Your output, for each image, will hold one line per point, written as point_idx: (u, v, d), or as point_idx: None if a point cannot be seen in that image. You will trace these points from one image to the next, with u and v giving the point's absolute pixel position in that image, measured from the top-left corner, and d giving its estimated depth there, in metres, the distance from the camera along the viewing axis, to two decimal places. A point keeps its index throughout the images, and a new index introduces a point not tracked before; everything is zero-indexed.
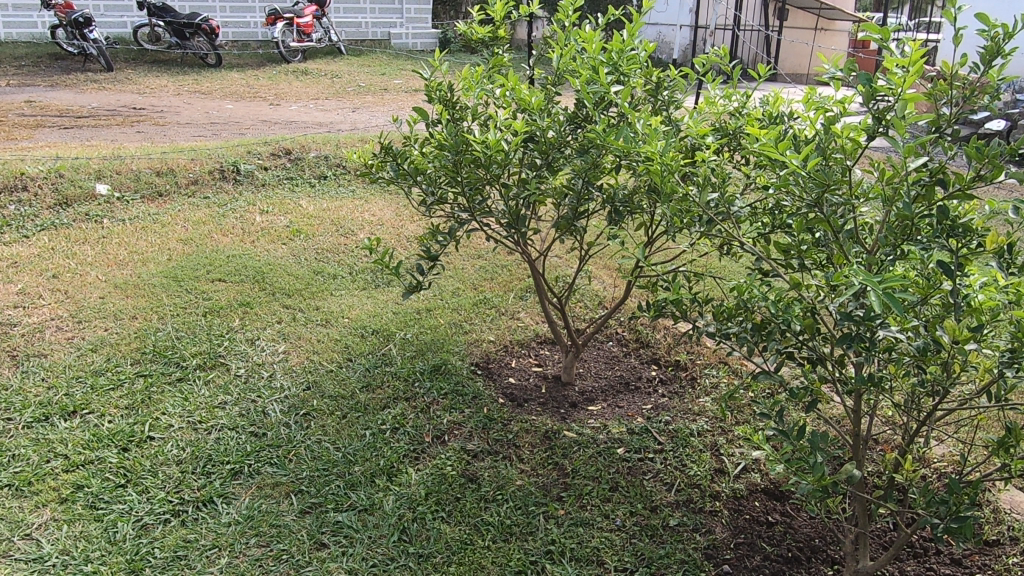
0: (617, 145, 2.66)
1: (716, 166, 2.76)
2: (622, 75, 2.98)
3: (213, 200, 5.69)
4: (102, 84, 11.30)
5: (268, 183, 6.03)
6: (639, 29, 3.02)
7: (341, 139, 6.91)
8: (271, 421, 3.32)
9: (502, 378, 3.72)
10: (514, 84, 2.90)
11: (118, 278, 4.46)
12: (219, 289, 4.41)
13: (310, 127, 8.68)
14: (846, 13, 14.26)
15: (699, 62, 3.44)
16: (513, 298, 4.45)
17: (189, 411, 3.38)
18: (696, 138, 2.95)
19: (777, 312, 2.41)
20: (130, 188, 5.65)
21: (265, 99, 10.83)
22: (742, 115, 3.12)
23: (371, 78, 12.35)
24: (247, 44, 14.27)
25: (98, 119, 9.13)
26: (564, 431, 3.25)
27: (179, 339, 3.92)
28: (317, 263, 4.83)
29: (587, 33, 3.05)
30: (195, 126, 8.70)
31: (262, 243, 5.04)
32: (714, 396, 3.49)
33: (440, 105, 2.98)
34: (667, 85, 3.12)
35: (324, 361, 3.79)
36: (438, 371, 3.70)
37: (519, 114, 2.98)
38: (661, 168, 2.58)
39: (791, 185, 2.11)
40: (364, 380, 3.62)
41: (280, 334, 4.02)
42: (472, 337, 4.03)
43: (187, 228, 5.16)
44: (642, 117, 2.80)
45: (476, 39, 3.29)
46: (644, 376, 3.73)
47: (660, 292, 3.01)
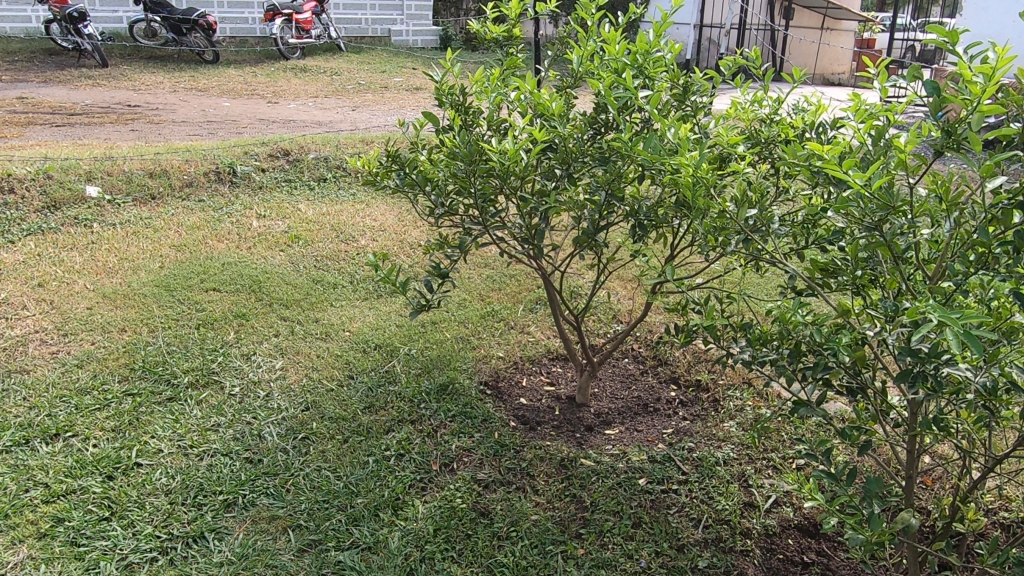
0: (645, 156, 2.45)
1: (752, 179, 2.54)
2: (647, 78, 2.77)
3: (208, 203, 5.47)
4: (96, 80, 11.06)
5: (266, 186, 5.81)
6: (666, 30, 2.81)
7: (342, 139, 6.69)
8: (268, 446, 3.11)
9: (513, 398, 3.51)
10: (532, 88, 2.69)
11: (107, 286, 4.24)
12: (213, 299, 4.19)
13: (309, 126, 8.45)
14: (854, 13, 14.05)
15: (726, 64, 3.23)
16: (523, 310, 4.23)
17: (180, 434, 3.16)
18: (727, 148, 2.74)
19: (822, 340, 2.19)
20: (122, 190, 5.43)
21: (263, 97, 10.60)
22: (774, 122, 2.92)
23: (372, 76, 12.12)
24: (245, 39, 14.04)
25: (91, 116, 8.90)
26: (581, 458, 3.04)
27: (170, 354, 3.70)
28: (316, 272, 4.62)
29: (610, 34, 2.84)
30: (190, 125, 8.47)
31: (258, 249, 4.82)
32: (739, 421, 3.28)
33: (451, 110, 2.76)
34: (695, 90, 2.91)
35: (324, 379, 3.58)
36: (445, 390, 3.49)
37: (536, 120, 2.76)
38: (694, 182, 2.37)
39: (849, 207, 1.87)
40: (366, 400, 3.41)
41: (277, 349, 3.80)
42: (481, 353, 3.82)
43: (181, 233, 4.94)
44: (671, 125, 2.59)
45: (489, 38, 3.08)
46: (664, 398, 3.52)
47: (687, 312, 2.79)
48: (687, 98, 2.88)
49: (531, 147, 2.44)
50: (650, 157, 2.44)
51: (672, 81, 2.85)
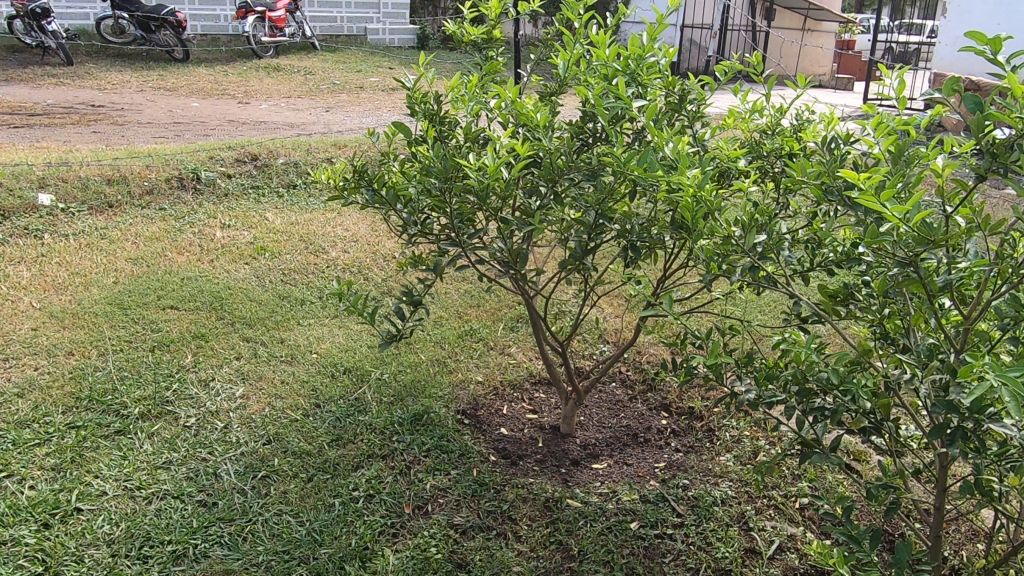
0: (641, 174, 2.20)
1: (757, 199, 2.30)
2: (641, 85, 2.53)
3: (169, 211, 5.16)
4: (60, 79, 10.67)
5: (231, 193, 5.52)
6: (660, 34, 2.57)
7: (313, 143, 6.39)
8: (223, 487, 2.83)
9: (492, 429, 3.25)
10: (514, 96, 2.44)
11: (56, 304, 3.93)
12: (170, 318, 3.90)
13: (280, 129, 8.14)
14: (836, 14, 13.91)
15: (724, 69, 2.99)
16: (503, 329, 3.98)
17: (127, 474, 2.87)
18: (728, 162, 2.50)
19: (838, 382, 1.96)
20: (77, 198, 5.11)
21: (234, 97, 10.27)
22: (777, 134, 2.69)
23: (347, 76, 11.81)
24: (217, 37, 13.67)
25: (52, 116, 8.54)
26: (567, 499, 2.79)
27: (121, 381, 3.41)
28: (283, 287, 4.34)
29: (599, 37, 2.60)
30: (156, 126, 8.13)
31: (221, 263, 4.53)
32: (736, 454, 3.05)
33: (425, 120, 2.49)
34: (692, 98, 2.67)
35: (288, 409, 3.30)
36: (420, 421, 3.23)
37: (519, 131, 2.51)
38: (695, 203, 2.13)
39: (882, 241, 1.65)
40: (333, 433, 3.15)
41: (238, 374, 3.52)
42: (458, 377, 3.56)
43: (138, 245, 4.64)
44: (669, 138, 2.35)
45: (466, 41, 2.83)
46: (654, 427, 3.28)
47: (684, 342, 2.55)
48: (684, 106, 2.64)
49: (516, 163, 2.18)
50: (645, 176, 2.19)
51: (666, 89, 2.61)
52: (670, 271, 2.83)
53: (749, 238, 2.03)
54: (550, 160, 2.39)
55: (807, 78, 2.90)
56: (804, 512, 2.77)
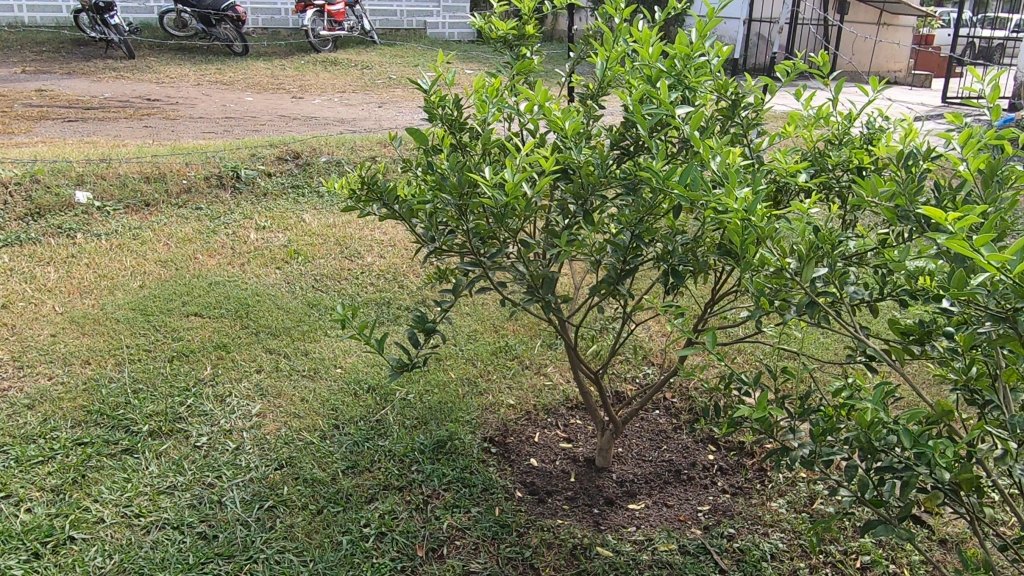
0: (683, 192, 1.91)
1: (819, 220, 2.00)
2: (688, 89, 2.22)
3: (205, 211, 5.03)
4: (119, 72, 10.75)
5: (271, 191, 5.36)
6: (712, 30, 2.26)
7: (358, 140, 6.20)
8: (227, 517, 2.63)
9: (521, 459, 2.99)
10: (542, 100, 2.17)
11: (78, 309, 3.81)
12: (192, 327, 3.73)
13: (330, 125, 8.00)
14: (915, 8, 13.22)
15: (785, 69, 2.67)
16: (540, 346, 3.71)
17: (128, 499, 2.70)
18: (786, 177, 2.19)
19: (911, 446, 1.65)
20: (114, 196, 5.01)
21: (288, 92, 10.19)
22: (845, 144, 2.37)
23: (404, 70, 11.64)
24: (277, 31, 13.67)
25: (107, 110, 8.55)
26: (597, 546, 2.52)
27: (134, 394, 3.25)
28: (313, 294, 4.15)
29: (642, 34, 2.30)
30: (207, 121, 8.08)
31: (252, 267, 4.36)
32: (790, 499, 2.74)
33: (442, 127, 2.23)
34: (748, 102, 2.35)
35: (305, 430, 3.10)
36: (442, 448, 2.99)
37: (548, 139, 2.23)
38: (743, 227, 1.83)
39: (975, 293, 1.34)
40: (349, 459, 2.93)
41: (256, 390, 3.33)
42: (488, 401, 3.31)
43: (170, 247, 4.50)
44: (717, 149, 2.04)
45: (494, 37, 2.55)
46: (700, 462, 2.98)
47: (731, 381, 2.25)
48: (737, 113, 2.33)
49: (542, 180, 1.90)
50: (688, 195, 1.90)
51: (718, 93, 2.30)
52: (718, 296, 2.53)
53: (809, 272, 1.72)
54: (581, 173, 2.11)
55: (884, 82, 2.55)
56: (865, 572, 2.45)
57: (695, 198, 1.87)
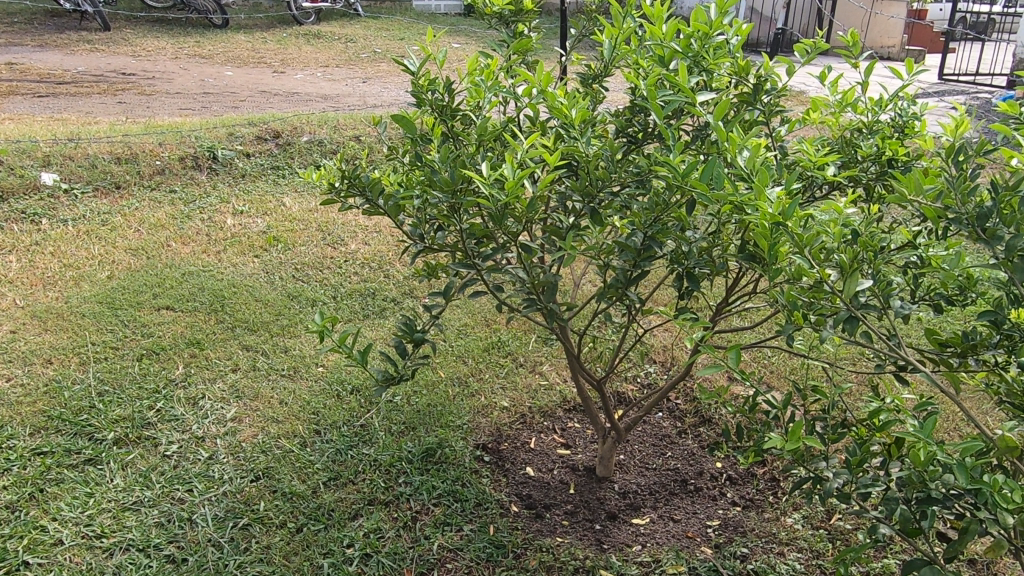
0: (705, 191, 1.68)
1: (856, 220, 1.78)
2: (706, 72, 1.99)
3: (179, 194, 4.76)
4: (94, 45, 10.38)
5: (249, 173, 5.09)
6: (732, 6, 2.03)
7: (341, 118, 5.92)
8: (197, 538, 2.42)
9: (516, 469, 2.79)
10: (544, 84, 1.93)
11: (41, 303, 3.56)
12: (163, 322, 3.50)
13: (313, 101, 7.69)
14: None
15: (807, 48, 2.44)
16: (535, 342, 3.50)
17: (89, 517, 2.48)
18: (814, 169, 1.97)
19: (969, 484, 1.47)
20: (82, 178, 4.74)
21: (270, 66, 9.86)
22: (875, 133, 2.15)
23: (389, 44, 11.30)
24: (258, 3, 13.27)
25: (80, 85, 8.22)
26: (600, 569, 2.33)
27: (99, 397, 3.02)
28: (293, 284, 3.91)
29: (653, 10, 2.06)
30: (184, 97, 7.76)
31: (229, 255, 4.12)
32: (805, 514, 2.56)
33: (430, 113, 1.99)
34: (771, 86, 2.12)
35: (284, 436, 2.88)
36: (431, 458, 2.79)
37: (549, 129, 2.00)
38: (774, 231, 1.61)
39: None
40: (331, 470, 2.72)
41: (231, 392, 3.11)
42: (480, 403, 3.10)
43: (141, 233, 4.25)
44: (742, 141, 1.82)
45: (489, 12, 2.30)
46: (707, 471, 2.79)
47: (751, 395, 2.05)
48: (758, 97, 2.10)
49: (546, 176, 1.67)
50: (712, 194, 1.68)
51: (737, 76, 2.08)
52: (734, 297, 2.31)
53: (852, 285, 1.50)
54: (587, 166, 1.87)
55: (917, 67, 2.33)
56: None
57: (720, 198, 1.65)
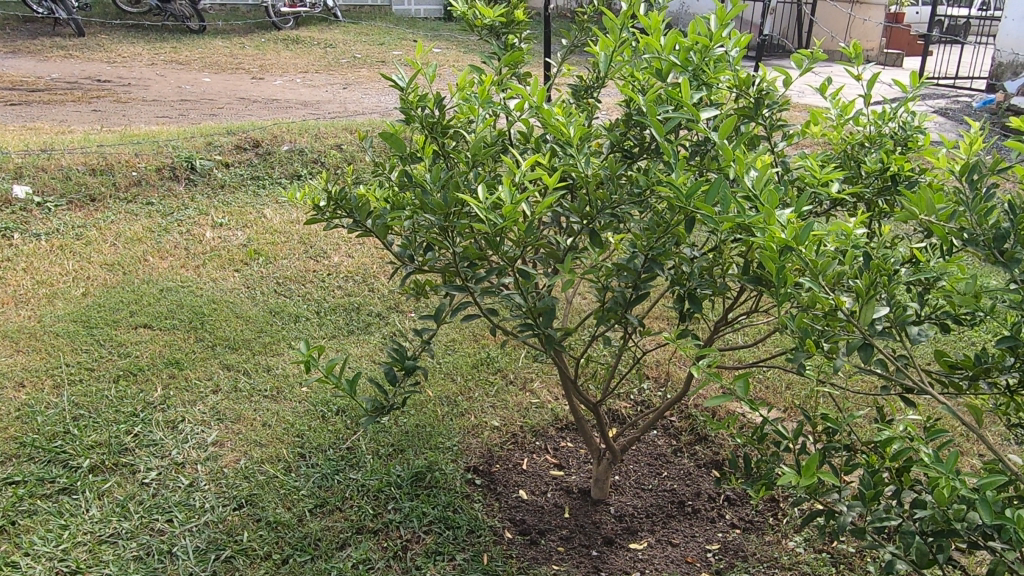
0: (710, 212, 1.61)
1: (865, 241, 1.71)
2: (707, 86, 1.92)
3: (156, 206, 4.64)
4: (68, 51, 10.20)
5: (228, 184, 4.98)
6: (732, 18, 1.96)
7: (322, 126, 5.82)
8: (178, 572, 2.32)
9: (509, 492, 2.71)
10: (539, 100, 1.85)
11: (13, 322, 3.44)
12: (141, 340, 3.38)
13: (293, 108, 7.58)
14: None
15: (805, 59, 2.38)
16: (525, 358, 3.42)
17: (64, 551, 2.37)
18: (818, 186, 1.91)
19: (994, 521, 1.39)
20: (55, 190, 4.61)
21: (248, 72, 9.73)
22: (879, 147, 2.09)
23: (369, 48, 11.19)
24: (236, 8, 13.11)
25: (53, 92, 8.05)
26: None
27: (74, 422, 2.90)
28: (275, 299, 3.81)
29: (650, 22, 1.99)
30: (160, 104, 7.62)
31: (208, 269, 4.01)
32: (807, 537, 2.49)
33: (420, 130, 1.91)
34: (772, 100, 2.06)
35: (267, 461, 2.78)
36: (421, 482, 2.70)
37: (544, 146, 1.92)
38: (784, 254, 1.54)
39: None
40: (317, 496, 2.62)
41: (212, 414, 3.00)
42: (470, 422, 3.02)
43: (117, 247, 4.13)
44: (746, 159, 1.75)
45: (479, 24, 2.22)
46: (705, 492, 2.72)
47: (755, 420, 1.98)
48: (759, 111, 2.03)
49: (545, 199, 1.59)
50: (717, 216, 1.60)
51: (737, 90, 2.01)
52: (734, 316, 2.25)
53: (869, 313, 1.43)
54: (585, 186, 1.79)
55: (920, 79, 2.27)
56: None
57: (727, 221, 1.57)
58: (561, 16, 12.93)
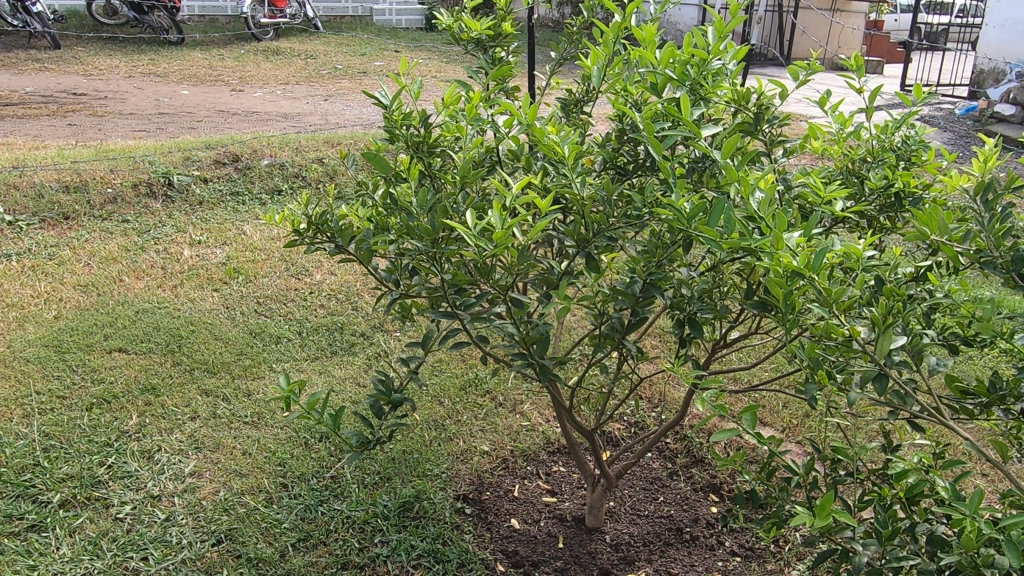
0: (712, 236, 1.51)
1: (875, 264, 1.63)
2: (704, 101, 1.84)
3: (133, 224, 4.52)
4: (43, 64, 10.03)
5: (207, 200, 4.86)
6: (730, 30, 1.88)
7: (303, 140, 5.70)
8: None
9: (500, 521, 2.60)
10: (529, 117, 1.76)
11: None
12: (116, 365, 3.26)
13: (274, 121, 7.46)
14: None
15: (803, 70, 2.30)
16: (514, 378, 3.32)
17: None
18: (822, 205, 1.82)
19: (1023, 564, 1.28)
20: (27, 209, 4.48)
21: (228, 84, 9.60)
22: (882, 164, 2.02)
23: (350, 60, 11.08)
24: (216, 19, 12.98)
25: (28, 106, 7.90)
26: None
27: (45, 453, 2.78)
28: (256, 320, 3.69)
29: (644, 34, 1.90)
30: (138, 118, 7.48)
31: (186, 290, 3.89)
32: (810, 566, 2.41)
33: (405, 150, 1.81)
34: (772, 115, 1.97)
35: (248, 492, 2.67)
36: (409, 512, 2.59)
37: (536, 166, 1.83)
38: (794, 280, 1.45)
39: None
40: (300, 530, 2.51)
41: (190, 443, 2.88)
42: (459, 448, 2.92)
43: (91, 268, 4.00)
44: (749, 179, 1.66)
45: (465, 37, 2.13)
46: (703, 517, 2.62)
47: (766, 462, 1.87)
48: (759, 127, 1.95)
49: (539, 225, 1.49)
50: (722, 240, 1.51)
51: (736, 104, 1.93)
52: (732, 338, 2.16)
53: (886, 344, 1.35)
54: (580, 207, 1.70)
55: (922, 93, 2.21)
56: None
57: (733, 245, 1.48)
58: (544, 26, 12.88)
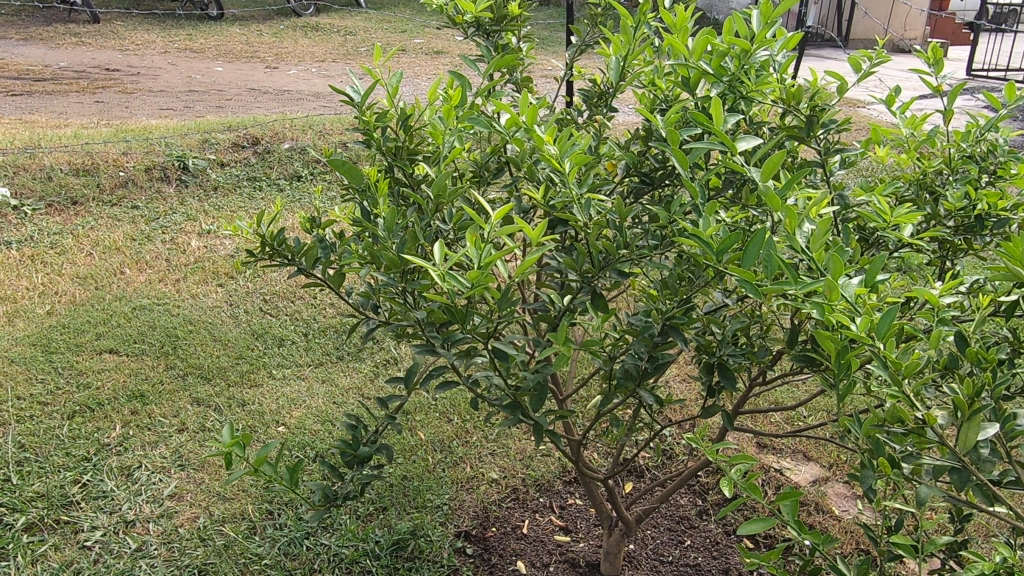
0: (748, 279, 1.19)
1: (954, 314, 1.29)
2: (746, 101, 1.51)
3: (142, 210, 4.31)
4: (81, 39, 9.94)
5: (222, 184, 4.62)
6: (779, 16, 1.55)
7: (328, 122, 5.44)
8: None
9: (504, 564, 2.32)
10: (529, 120, 1.45)
11: None
12: (105, 369, 3.04)
13: (305, 100, 7.21)
14: None
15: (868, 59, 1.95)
16: None
17: None
18: (887, 230, 1.49)
19: None
20: (35, 193, 4.30)
21: (263, 60, 9.39)
22: (961, 179, 1.67)
23: (390, 36, 10.79)
24: None
25: (59, 82, 7.77)
26: None
27: (16, 467, 2.57)
28: (259, 319, 3.45)
29: (676, 18, 1.58)
30: (167, 96, 7.30)
31: (189, 284, 3.66)
32: None
33: (381, 157, 1.51)
34: (830, 116, 1.63)
35: (228, 519, 2.43)
36: (403, 549, 2.32)
37: (537, 177, 1.52)
38: (851, 341, 1.13)
39: None
40: (280, 567, 2.26)
41: (174, 459, 2.65)
42: (465, 474, 2.64)
43: (93, 258, 3.80)
44: (797, 203, 1.33)
45: (463, 21, 1.83)
46: (735, 568, 2.31)
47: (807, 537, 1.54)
48: (813, 132, 1.61)
49: (526, 261, 1.19)
50: (760, 285, 1.19)
51: (784, 105, 1.60)
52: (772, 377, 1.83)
53: (972, 435, 1.03)
54: (586, 232, 1.40)
55: (1017, 92, 1.84)
56: None
57: (772, 291, 1.17)
58: None
